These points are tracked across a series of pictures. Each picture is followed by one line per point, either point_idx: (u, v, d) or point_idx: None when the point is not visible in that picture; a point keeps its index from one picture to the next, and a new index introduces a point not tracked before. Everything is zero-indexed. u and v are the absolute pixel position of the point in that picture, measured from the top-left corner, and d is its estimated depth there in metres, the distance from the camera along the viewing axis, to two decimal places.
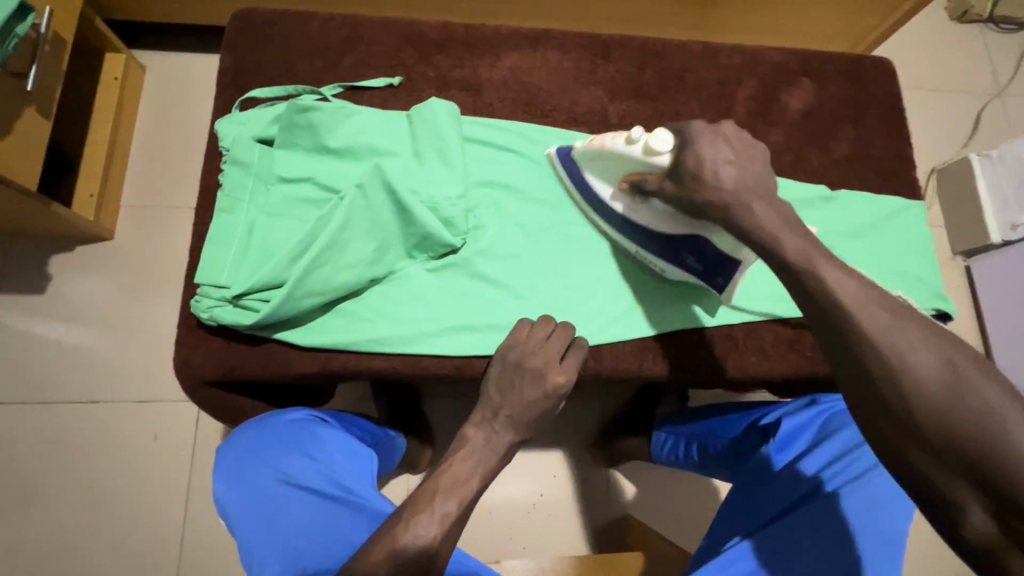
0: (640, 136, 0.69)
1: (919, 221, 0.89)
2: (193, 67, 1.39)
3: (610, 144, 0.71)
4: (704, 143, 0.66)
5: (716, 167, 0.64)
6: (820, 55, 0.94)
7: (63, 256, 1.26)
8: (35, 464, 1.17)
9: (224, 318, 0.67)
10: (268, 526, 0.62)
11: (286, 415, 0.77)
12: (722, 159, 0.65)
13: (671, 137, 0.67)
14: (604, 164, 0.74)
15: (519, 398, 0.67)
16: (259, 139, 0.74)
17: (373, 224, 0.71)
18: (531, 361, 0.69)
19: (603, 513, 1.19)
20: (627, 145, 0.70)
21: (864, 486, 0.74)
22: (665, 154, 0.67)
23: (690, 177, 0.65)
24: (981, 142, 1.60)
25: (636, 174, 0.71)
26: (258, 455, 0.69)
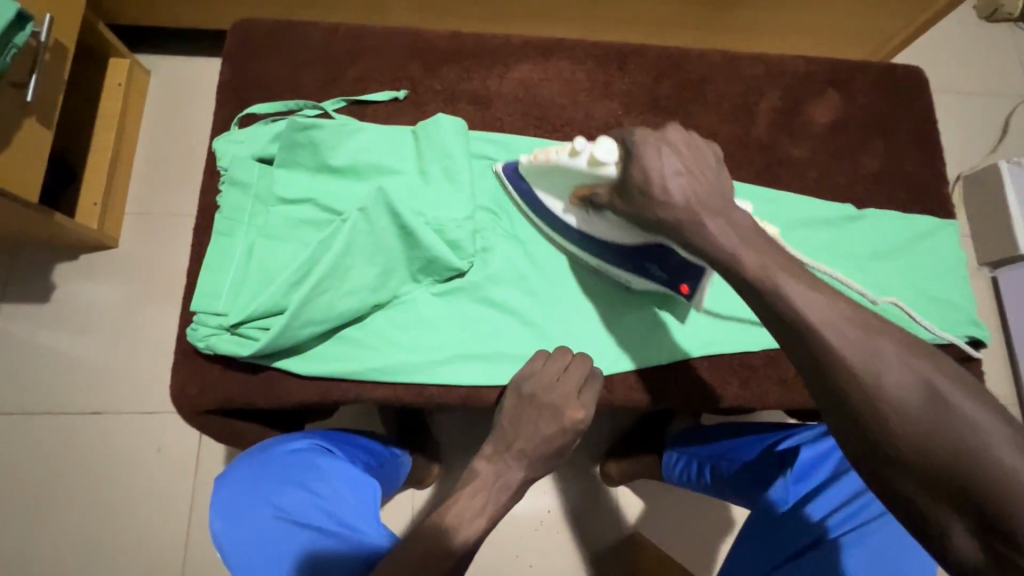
0: (583, 146, 0.63)
1: (952, 241, 0.84)
2: (198, 72, 1.36)
3: (555, 158, 0.66)
4: (650, 152, 0.58)
5: (666, 180, 0.56)
6: (848, 64, 0.89)
7: (68, 264, 1.25)
8: (39, 476, 1.16)
9: (220, 347, 0.65)
10: (268, 573, 0.60)
11: (287, 444, 0.73)
12: (673, 169, 0.57)
13: (616, 146, 0.61)
14: (552, 177, 0.69)
15: (534, 435, 0.63)
16: (258, 157, 0.71)
17: (376, 248, 0.68)
18: (549, 396, 0.65)
19: (613, 531, 1.16)
20: (571, 158, 0.64)
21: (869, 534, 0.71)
22: (610, 166, 0.61)
23: (638, 193, 0.58)
24: (1010, 148, 1.53)
25: (585, 187, 0.66)
26: (254, 490, 0.66)
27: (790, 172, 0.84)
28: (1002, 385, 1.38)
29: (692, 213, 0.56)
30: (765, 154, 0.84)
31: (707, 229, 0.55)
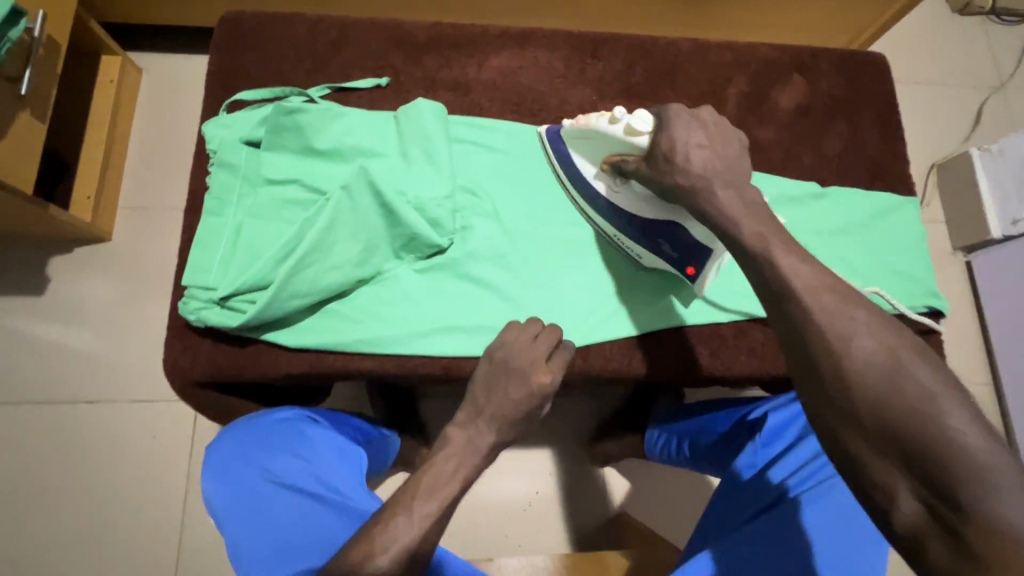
0: (623, 116, 0.68)
1: (911, 217, 0.88)
2: (189, 69, 1.39)
3: (593, 123, 0.72)
4: (681, 122, 0.65)
5: (691, 150, 0.63)
6: (813, 52, 0.93)
7: (62, 258, 1.27)
8: (36, 463, 1.18)
9: (210, 319, 0.68)
10: (256, 529, 0.63)
11: (276, 414, 0.77)
12: (698, 142, 0.63)
13: (652, 118, 0.68)
14: (589, 141, 0.74)
15: (509, 402, 0.66)
16: (246, 140, 0.74)
17: (359, 225, 0.71)
18: (519, 362, 0.68)
19: (600, 511, 1.20)
20: (609, 125, 0.70)
21: (825, 493, 0.71)
22: (643, 133, 0.67)
23: (663, 158, 0.64)
24: (982, 136, 1.58)
25: (618, 155, 0.72)
26: (249, 452, 0.69)
27: (759, 153, 0.88)
28: (977, 366, 1.42)
29: (707, 182, 0.61)
30: None
31: (717, 200, 0.60)
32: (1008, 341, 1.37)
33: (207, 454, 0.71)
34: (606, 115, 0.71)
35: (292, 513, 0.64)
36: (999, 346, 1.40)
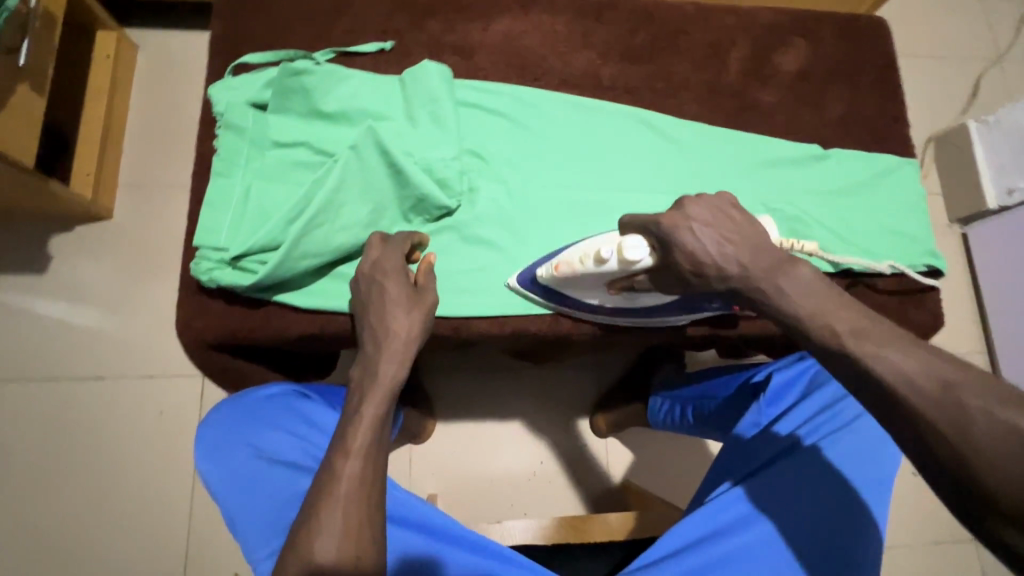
0: (610, 252, 0.64)
1: (911, 179, 0.89)
2: (185, 45, 1.38)
3: (581, 268, 0.67)
4: (683, 236, 0.57)
5: (719, 258, 0.56)
6: (814, 16, 0.94)
7: (63, 236, 1.27)
8: (44, 439, 1.19)
9: (221, 279, 0.68)
10: (251, 504, 0.65)
11: (262, 391, 0.76)
12: (715, 245, 0.56)
13: (641, 238, 0.62)
14: (580, 283, 0.70)
15: (389, 303, 0.64)
16: (252, 103, 0.74)
17: (367, 186, 0.72)
18: (390, 283, 0.66)
19: (603, 481, 1.21)
20: (598, 265, 0.65)
21: (842, 440, 0.72)
22: (648, 258, 0.62)
23: (691, 275, 0.58)
24: (980, 108, 1.59)
25: (621, 280, 0.67)
26: (238, 431, 0.71)
27: (760, 116, 0.89)
28: (971, 336, 1.44)
29: (749, 282, 0.55)
30: (736, 101, 0.89)
31: (769, 296, 0.54)
32: (1002, 310, 1.40)
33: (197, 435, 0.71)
34: (590, 256, 0.66)
35: (284, 491, 0.65)
36: (992, 316, 1.42)
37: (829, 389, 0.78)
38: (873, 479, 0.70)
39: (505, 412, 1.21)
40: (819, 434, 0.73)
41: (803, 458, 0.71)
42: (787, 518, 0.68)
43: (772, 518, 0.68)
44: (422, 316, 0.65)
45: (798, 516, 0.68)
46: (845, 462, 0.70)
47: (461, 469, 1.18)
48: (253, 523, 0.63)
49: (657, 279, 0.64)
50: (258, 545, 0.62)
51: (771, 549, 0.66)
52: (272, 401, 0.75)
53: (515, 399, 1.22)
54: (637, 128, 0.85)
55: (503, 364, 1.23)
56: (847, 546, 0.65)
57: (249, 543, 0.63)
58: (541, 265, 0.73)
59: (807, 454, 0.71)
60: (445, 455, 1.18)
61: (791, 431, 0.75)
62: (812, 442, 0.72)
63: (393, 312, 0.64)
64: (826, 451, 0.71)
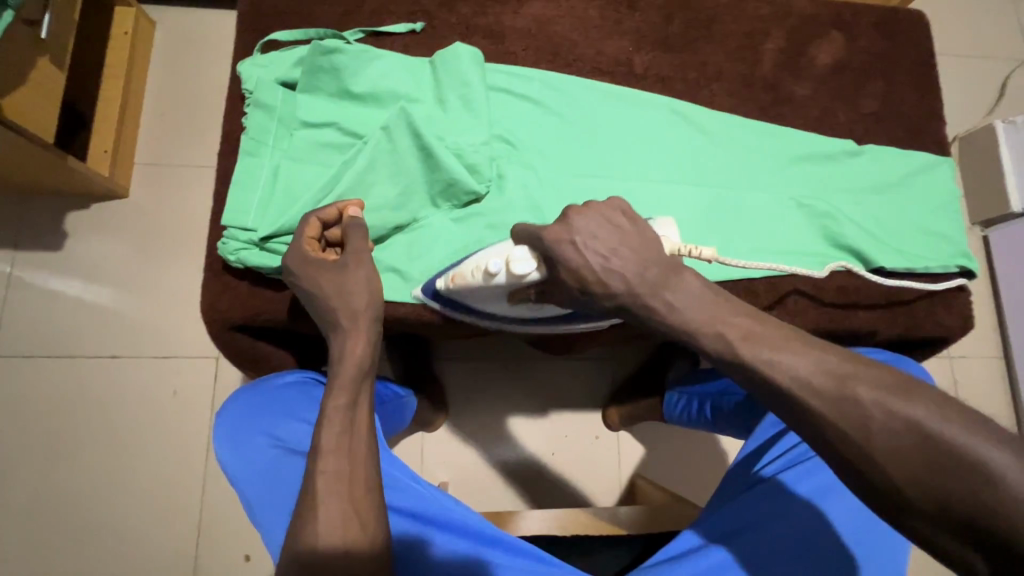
0: (498, 267, 0.58)
1: (946, 178, 0.88)
2: (205, 23, 1.36)
3: (474, 277, 0.62)
4: (567, 250, 0.49)
5: (602, 272, 0.47)
6: (851, 8, 0.92)
7: (79, 214, 1.26)
8: (57, 416, 1.19)
9: (247, 260, 0.68)
10: (265, 488, 0.64)
11: (283, 377, 0.76)
12: (599, 258, 0.47)
13: (529, 250, 0.55)
14: (480, 295, 0.66)
15: (330, 287, 0.59)
16: (282, 82, 0.73)
17: (397, 170, 0.71)
18: (323, 273, 0.60)
19: (615, 474, 1.21)
20: (489, 278, 0.60)
21: (801, 474, 0.68)
22: (534, 274, 0.55)
23: (578, 291, 0.50)
24: (1006, 109, 1.56)
25: (518, 293, 0.62)
26: (254, 419, 0.70)
27: (793, 110, 0.87)
28: (987, 338, 1.43)
29: (635, 298, 0.47)
30: (769, 93, 0.87)
31: (669, 313, 0.46)
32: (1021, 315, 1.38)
33: (217, 423, 0.72)
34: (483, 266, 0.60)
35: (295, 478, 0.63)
36: (1012, 320, 1.40)
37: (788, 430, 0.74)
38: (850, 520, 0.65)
39: (517, 403, 1.21)
40: (782, 470, 0.70)
41: (768, 490, 0.68)
42: (753, 548, 0.63)
43: (732, 548, 0.63)
44: (369, 292, 0.59)
45: (764, 552, 0.62)
46: (815, 496, 0.66)
47: (473, 459, 1.18)
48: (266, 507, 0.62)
49: (546, 296, 0.58)
50: (273, 529, 0.61)
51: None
52: (292, 389, 0.75)
53: (527, 390, 1.22)
54: (669, 117, 0.83)
55: (517, 353, 1.23)
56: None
57: (267, 527, 0.62)
58: (439, 277, 0.70)
59: (771, 487, 0.68)
60: (456, 445, 1.18)
61: (758, 471, 0.72)
62: (773, 478, 0.69)
63: (338, 298, 0.59)
64: (792, 486, 0.67)
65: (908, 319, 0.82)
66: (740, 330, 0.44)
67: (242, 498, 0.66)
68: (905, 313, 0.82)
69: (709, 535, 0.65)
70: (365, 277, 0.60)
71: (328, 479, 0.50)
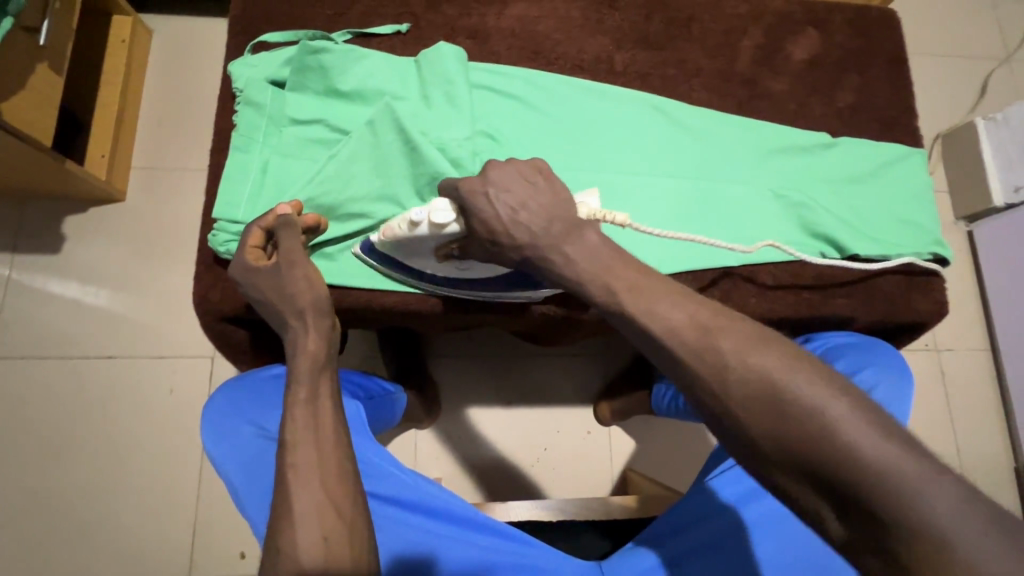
0: (422, 215, 0.63)
1: (919, 169, 0.90)
2: (200, 31, 1.39)
3: (401, 232, 0.65)
4: (480, 201, 0.55)
5: (511, 222, 0.54)
6: (826, 6, 0.95)
7: (76, 217, 1.29)
8: (53, 416, 1.21)
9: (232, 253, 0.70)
10: (247, 474, 0.66)
11: (273, 369, 0.78)
12: (508, 211, 0.54)
13: (448, 203, 0.61)
14: (408, 248, 0.68)
15: (270, 288, 0.63)
16: (271, 81, 0.76)
17: (382, 163, 0.74)
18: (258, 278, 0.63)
19: (607, 468, 1.22)
20: (415, 228, 0.64)
21: (728, 476, 0.70)
22: (453, 222, 0.61)
23: (490, 243, 0.57)
24: (988, 107, 1.59)
25: (442, 248, 0.66)
26: (239, 410, 0.73)
27: (770, 104, 0.90)
28: (974, 332, 1.44)
29: (538, 250, 0.53)
30: (747, 88, 0.90)
31: (637, 288, 0.48)
32: (1008, 308, 1.39)
33: (205, 411, 0.74)
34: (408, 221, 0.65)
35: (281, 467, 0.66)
36: (998, 313, 1.42)
37: None
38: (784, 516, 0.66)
39: (508, 397, 1.23)
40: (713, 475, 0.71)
41: (695, 496, 0.70)
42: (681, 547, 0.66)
43: (663, 551, 0.66)
44: (311, 291, 0.62)
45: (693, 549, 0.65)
46: (740, 500, 0.68)
47: (464, 453, 1.19)
48: (247, 493, 0.65)
49: (468, 247, 0.63)
50: (255, 514, 0.64)
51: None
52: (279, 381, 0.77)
53: (519, 387, 1.23)
54: (648, 112, 0.86)
55: (508, 348, 1.25)
56: None
57: (253, 515, 0.64)
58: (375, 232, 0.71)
59: (700, 494, 0.70)
60: (448, 439, 1.19)
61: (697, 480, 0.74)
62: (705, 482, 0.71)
63: (284, 299, 0.62)
64: (718, 492, 0.69)
65: (885, 304, 0.84)
66: (627, 283, 0.48)
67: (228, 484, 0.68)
68: (881, 296, 0.84)
69: (648, 535, 0.68)
70: (306, 276, 0.62)
71: (310, 461, 0.52)
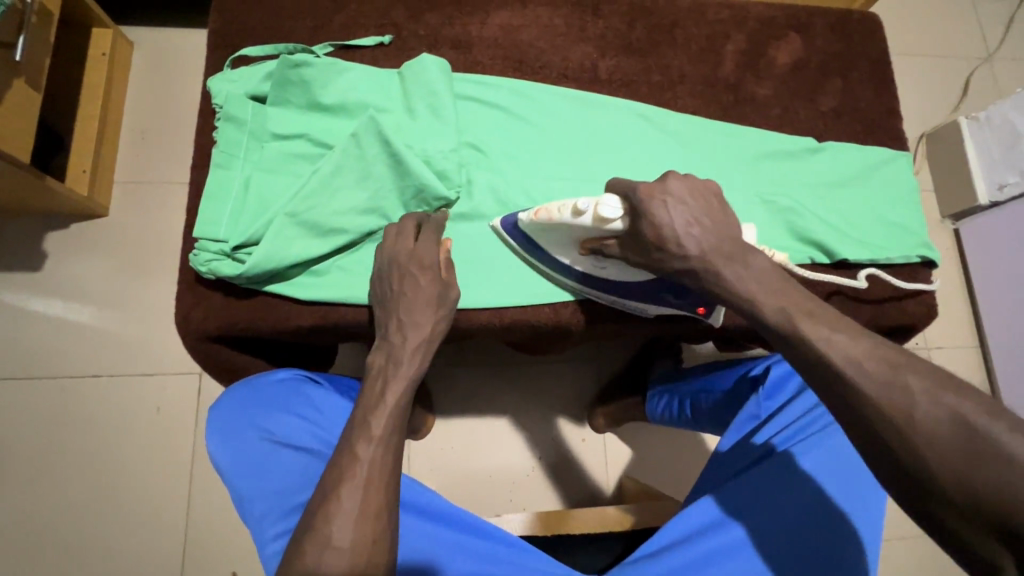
0: (587, 206, 0.65)
1: (906, 171, 0.91)
2: (181, 43, 1.38)
3: (557, 217, 0.68)
4: (656, 206, 0.61)
5: (682, 234, 0.60)
6: (808, 10, 0.95)
7: (58, 234, 1.26)
8: (37, 437, 1.18)
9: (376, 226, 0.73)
10: (262, 486, 0.66)
11: (273, 375, 0.77)
12: (683, 222, 0.60)
13: (619, 201, 0.64)
14: (558, 233, 0.71)
15: (396, 295, 0.68)
16: (251, 96, 0.74)
17: (367, 177, 0.73)
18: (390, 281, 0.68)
19: (602, 476, 1.21)
20: (575, 217, 0.66)
21: (813, 446, 0.69)
22: (619, 221, 0.64)
23: (654, 248, 0.62)
24: (970, 106, 1.60)
25: (593, 241, 0.69)
26: (247, 414, 0.71)
27: (755, 110, 0.90)
28: (963, 328, 1.45)
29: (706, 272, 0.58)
30: (732, 94, 0.90)
31: None
32: (995, 305, 1.41)
33: (208, 416, 0.72)
34: (569, 207, 0.67)
35: (296, 472, 0.66)
36: (985, 309, 1.43)
37: (800, 394, 0.76)
38: (857, 492, 0.67)
39: (503, 406, 1.22)
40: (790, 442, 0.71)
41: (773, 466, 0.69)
42: (761, 521, 0.65)
43: (744, 522, 0.65)
44: (425, 298, 0.67)
45: (772, 519, 0.65)
46: (820, 473, 0.68)
47: (460, 463, 1.18)
48: (267, 507, 0.64)
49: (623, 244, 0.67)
50: (274, 531, 0.62)
51: (745, 550, 0.64)
52: (284, 385, 0.75)
53: (514, 396, 1.23)
54: (634, 120, 0.85)
55: (502, 358, 1.24)
56: (822, 545, 0.63)
57: (266, 531, 0.63)
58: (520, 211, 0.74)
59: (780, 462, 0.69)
60: (443, 450, 1.18)
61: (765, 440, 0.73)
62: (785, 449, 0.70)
63: (399, 304, 0.67)
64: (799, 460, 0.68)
65: (876, 311, 0.84)
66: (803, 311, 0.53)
67: (234, 492, 0.67)
68: (870, 302, 0.84)
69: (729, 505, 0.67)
70: (412, 283, 0.68)
71: None
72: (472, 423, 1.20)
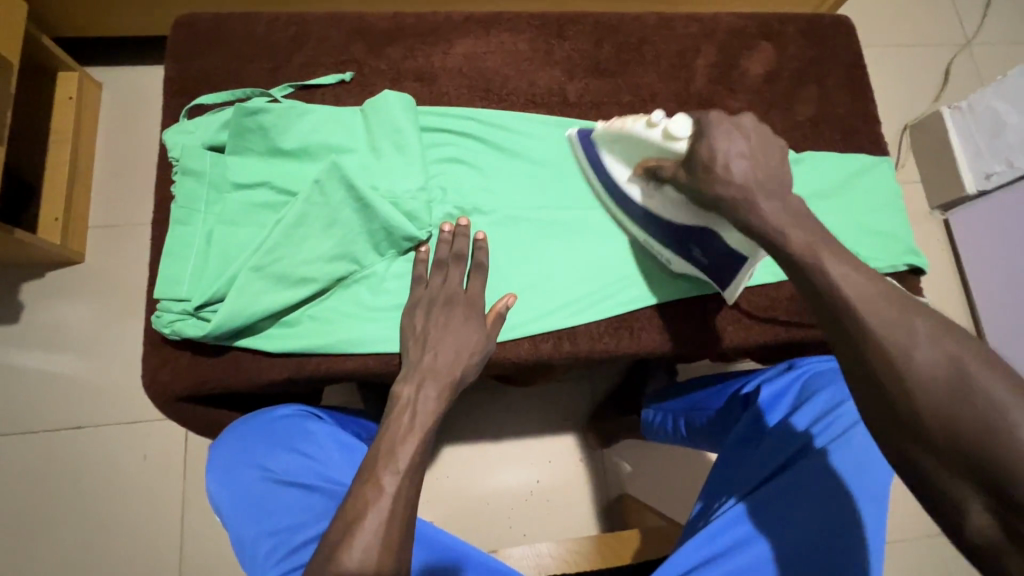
0: (660, 119, 0.68)
1: (887, 178, 0.89)
2: (149, 82, 1.35)
3: (632, 127, 0.71)
4: (719, 133, 0.63)
5: (732, 159, 0.62)
6: (779, 17, 0.93)
7: (34, 283, 1.24)
8: (23, 493, 1.15)
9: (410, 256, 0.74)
10: (262, 526, 0.63)
11: (276, 411, 0.73)
12: (739, 151, 0.62)
13: (690, 123, 0.66)
14: (626, 147, 0.74)
15: (439, 324, 0.68)
16: (209, 146, 0.73)
17: (332, 222, 0.71)
18: (438, 308, 0.69)
19: (601, 495, 1.19)
20: (647, 129, 0.69)
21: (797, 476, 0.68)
22: (683, 141, 0.66)
23: (700, 168, 0.64)
24: (952, 95, 1.59)
25: (653, 159, 0.71)
26: (248, 452, 0.68)
27: None
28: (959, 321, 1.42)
29: None
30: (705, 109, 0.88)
31: None
32: (988, 294, 1.38)
33: (210, 456, 0.70)
34: (644, 119, 0.70)
35: (298, 509, 0.63)
36: (979, 298, 1.41)
37: (788, 420, 0.74)
38: (849, 513, 0.66)
39: (496, 431, 1.19)
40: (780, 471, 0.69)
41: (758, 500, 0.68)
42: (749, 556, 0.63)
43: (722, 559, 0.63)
44: (466, 333, 0.68)
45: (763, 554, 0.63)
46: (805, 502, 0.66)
47: (455, 493, 1.15)
48: (266, 547, 0.61)
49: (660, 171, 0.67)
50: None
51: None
52: (286, 421, 0.72)
53: (507, 420, 1.20)
54: None
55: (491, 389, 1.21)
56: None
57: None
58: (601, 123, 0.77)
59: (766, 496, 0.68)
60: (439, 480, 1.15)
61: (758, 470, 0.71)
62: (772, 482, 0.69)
63: (441, 334, 0.67)
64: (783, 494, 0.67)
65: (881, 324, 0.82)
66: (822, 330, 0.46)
67: (234, 535, 0.64)
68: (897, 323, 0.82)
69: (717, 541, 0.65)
70: (458, 315, 0.69)
71: None
72: (467, 449, 1.17)
